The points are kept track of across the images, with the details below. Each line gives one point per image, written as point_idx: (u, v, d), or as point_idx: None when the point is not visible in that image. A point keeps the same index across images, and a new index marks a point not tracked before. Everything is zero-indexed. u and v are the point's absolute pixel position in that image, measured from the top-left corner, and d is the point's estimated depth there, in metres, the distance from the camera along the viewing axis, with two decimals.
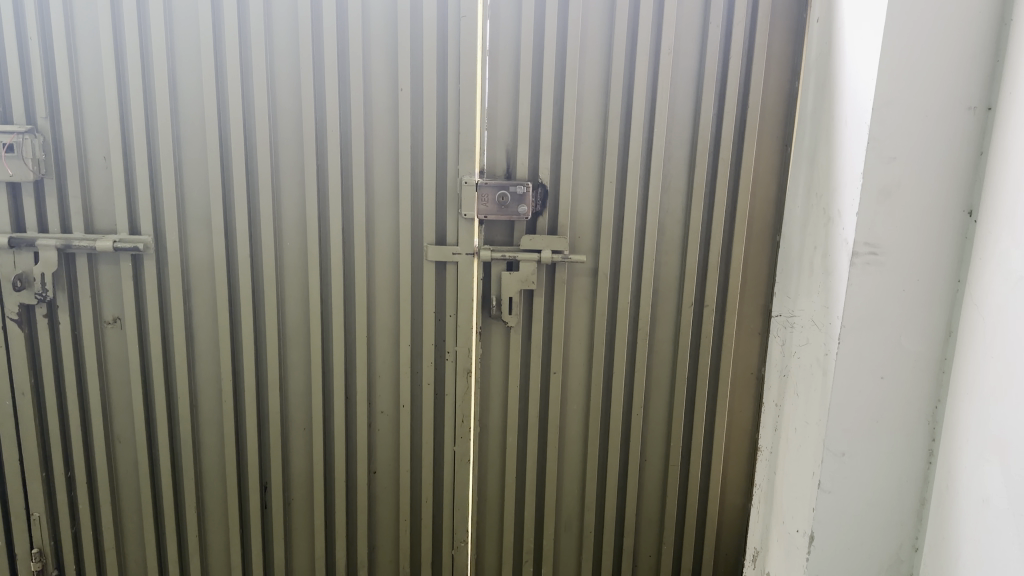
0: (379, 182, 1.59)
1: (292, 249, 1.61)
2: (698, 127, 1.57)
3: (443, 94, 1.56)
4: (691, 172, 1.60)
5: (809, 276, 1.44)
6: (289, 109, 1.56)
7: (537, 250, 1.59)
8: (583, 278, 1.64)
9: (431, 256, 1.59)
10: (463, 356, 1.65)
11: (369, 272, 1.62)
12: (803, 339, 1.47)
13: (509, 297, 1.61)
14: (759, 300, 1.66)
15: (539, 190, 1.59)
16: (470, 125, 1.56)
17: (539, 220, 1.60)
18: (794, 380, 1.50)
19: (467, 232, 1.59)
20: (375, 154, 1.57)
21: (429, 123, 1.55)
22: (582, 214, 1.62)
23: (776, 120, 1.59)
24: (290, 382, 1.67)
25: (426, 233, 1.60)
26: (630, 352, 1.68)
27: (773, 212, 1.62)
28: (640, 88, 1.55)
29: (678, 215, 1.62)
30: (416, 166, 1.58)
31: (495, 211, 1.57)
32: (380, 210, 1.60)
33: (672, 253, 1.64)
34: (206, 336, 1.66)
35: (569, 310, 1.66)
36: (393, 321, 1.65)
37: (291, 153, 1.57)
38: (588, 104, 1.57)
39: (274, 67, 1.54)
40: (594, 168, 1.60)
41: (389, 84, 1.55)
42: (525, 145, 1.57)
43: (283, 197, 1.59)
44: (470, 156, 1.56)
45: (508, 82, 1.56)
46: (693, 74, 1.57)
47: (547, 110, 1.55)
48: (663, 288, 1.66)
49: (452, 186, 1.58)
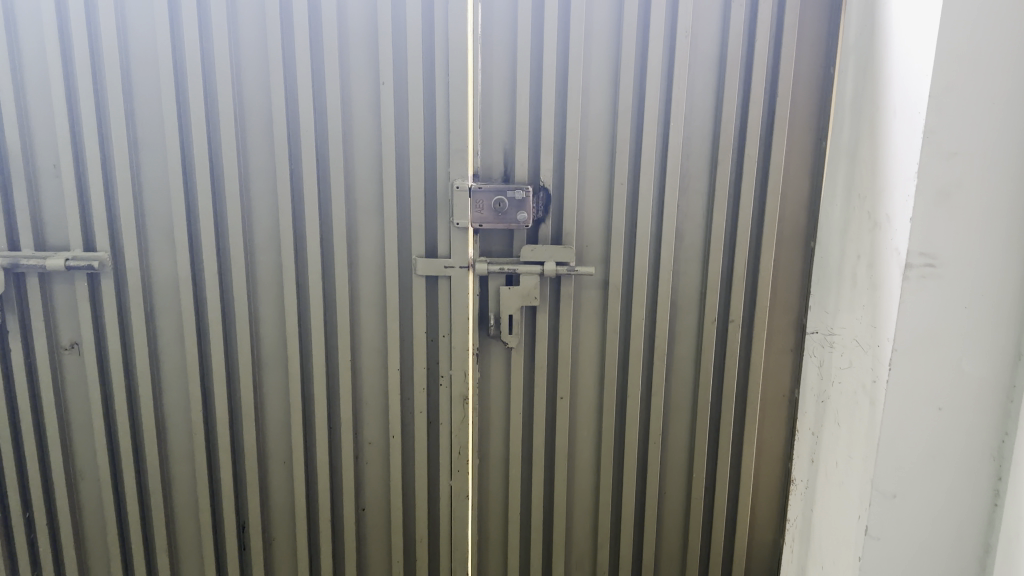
0: (361, 188, 1.41)
1: (265, 264, 1.43)
2: (721, 119, 1.39)
3: (430, 87, 1.38)
4: (714, 170, 1.41)
5: (852, 289, 1.26)
6: (258, 108, 1.38)
7: (540, 262, 1.42)
8: (591, 292, 1.46)
9: (421, 270, 1.42)
10: (459, 381, 1.48)
11: (352, 289, 1.45)
12: (845, 362, 1.28)
13: (509, 315, 1.43)
14: (790, 314, 1.48)
15: (541, 195, 1.41)
16: (462, 122, 1.37)
17: (541, 228, 1.42)
18: (834, 408, 1.32)
19: (461, 243, 1.42)
20: (355, 156, 1.40)
21: (414, 121, 1.37)
22: (590, 221, 1.44)
23: (808, 111, 1.40)
24: (267, 413, 1.51)
25: (416, 244, 1.42)
26: (646, 375, 1.50)
27: (807, 214, 1.44)
28: (654, 76, 1.37)
29: (699, 219, 1.44)
30: (403, 170, 1.41)
31: (492, 220, 1.40)
32: (362, 219, 1.42)
33: (692, 262, 1.45)
34: (173, 362, 1.49)
35: (577, 327, 1.48)
36: (380, 343, 1.48)
37: (261, 156, 1.40)
38: (595, 95, 1.39)
39: (239, 60, 1.36)
40: (603, 168, 1.42)
41: (369, 77, 1.37)
42: (525, 144, 1.39)
43: (254, 207, 1.42)
44: (462, 157, 1.38)
45: (505, 72, 1.38)
46: (714, 60, 1.38)
47: (549, 104, 1.37)
48: (683, 302, 1.47)
49: (443, 191, 1.40)
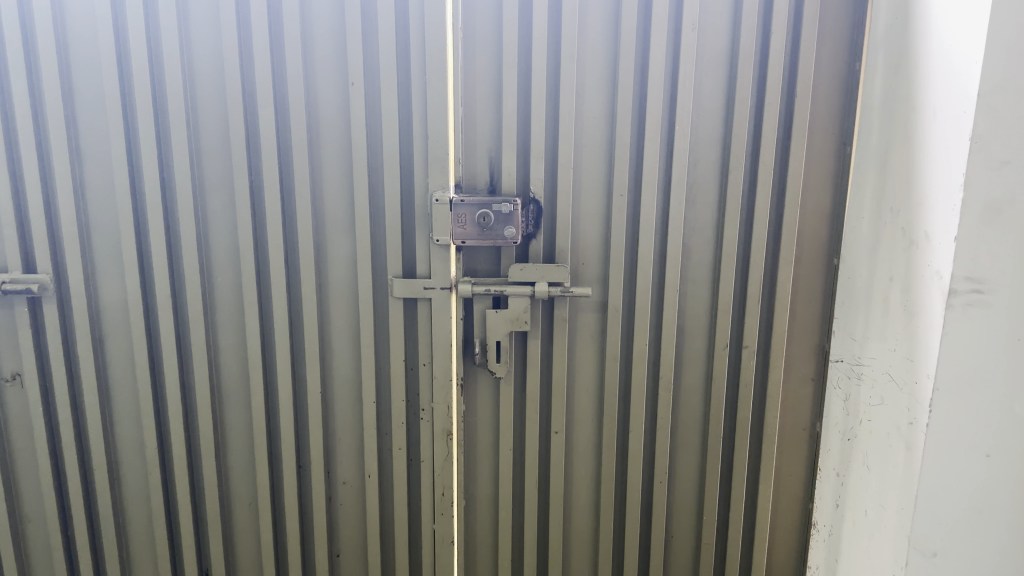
0: (330, 201, 1.27)
1: (225, 285, 1.30)
2: (732, 122, 1.23)
3: (405, 88, 1.23)
4: (724, 179, 1.26)
5: (883, 316, 1.11)
6: (212, 112, 1.24)
7: (530, 283, 1.27)
8: (588, 315, 1.31)
9: (398, 292, 1.27)
10: (441, 414, 1.33)
11: (321, 312, 1.31)
12: (876, 398, 1.13)
13: (496, 342, 1.28)
14: (811, 339, 1.33)
15: (530, 208, 1.26)
16: (442, 127, 1.23)
17: (531, 244, 1.27)
18: (862, 448, 1.18)
19: (441, 262, 1.27)
20: (323, 165, 1.26)
21: (386, 126, 1.23)
22: (586, 236, 1.28)
23: (830, 112, 1.25)
24: (229, 449, 1.37)
25: (391, 263, 1.28)
26: (651, 407, 1.35)
27: (829, 227, 1.28)
28: (656, 74, 1.21)
29: (708, 233, 1.28)
30: (375, 180, 1.26)
31: (476, 236, 1.25)
32: (331, 236, 1.28)
33: (700, 281, 1.30)
34: (125, 394, 1.35)
35: (573, 355, 1.33)
36: (353, 373, 1.33)
37: (218, 166, 1.25)
38: (590, 95, 1.24)
39: (190, 59, 1.22)
40: (601, 177, 1.27)
41: (336, 77, 1.23)
42: (512, 151, 1.24)
43: (211, 222, 1.27)
44: (442, 165, 1.23)
45: (489, 70, 1.23)
46: (724, 55, 1.23)
47: (538, 105, 1.22)
48: (691, 326, 1.32)
49: (421, 204, 1.26)
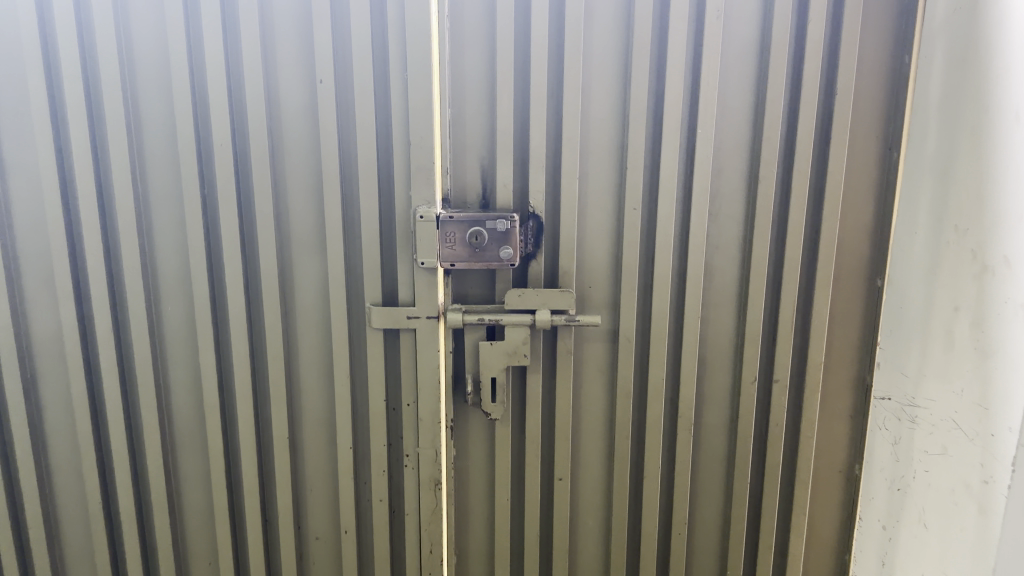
0: (295, 218, 1.09)
1: (175, 315, 1.12)
2: (762, 124, 1.07)
3: (383, 87, 1.06)
4: (752, 190, 1.09)
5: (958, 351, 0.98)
6: (157, 115, 1.07)
7: (530, 311, 1.10)
8: (596, 346, 1.14)
9: (376, 323, 1.10)
10: (428, 461, 1.15)
11: (289, 345, 1.13)
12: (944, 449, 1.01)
13: (491, 379, 1.11)
14: (849, 372, 1.16)
15: (529, 224, 1.09)
16: (427, 131, 1.05)
17: (531, 266, 1.10)
18: (917, 499, 1.06)
19: (427, 287, 1.09)
20: (287, 176, 1.08)
21: (361, 131, 1.06)
22: (593, 256, 1.12)
23: (875, 111, 1.07)
24: (184, 502, 1.20)
25: (369, 288, 1.10)
26: (668, 449, 1.18)
27: (871, 245, 1.11)
28: (675, 69, 1.05)
29: (734, 252, 1.11)
30: (349, 194, 1.09)
31: (467, 258, 1.08)
32: (298, 258, 1.11)
33: (725, 307, 1.13)
34: (63, 441, 1.17)
35: (577, 391, 1.16)
36: (326, 414, 1.16)
37: (165, 178, 1.08)
38: (598, 93, 1.07)
39: (131, 55, 1.05)
40: (610, 189, 1.10)
41: (301, 75, 1.06)
42: (508, 159, 1.07)
43: (157, 243, 1.10)
44: (426, 176, 1.06)
45: (480, 64, 1.06)
46: (752, 47, 1.06)
47: (538, 106, 1.05)
48: (713, 358, 1.15)
49: (402, 220, 1.08)
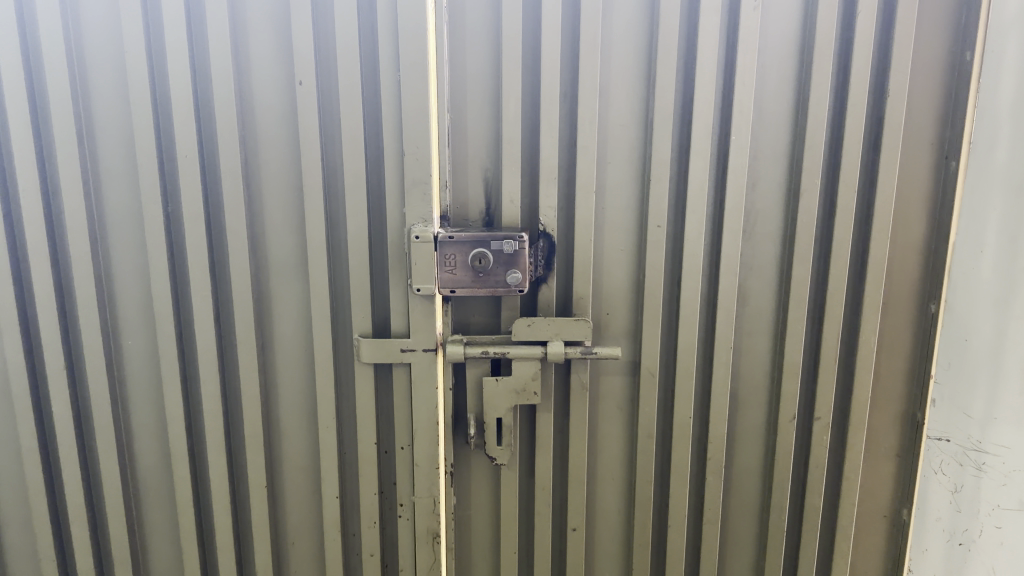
0: (273, 238, 0.96)
1: (137, 347, 1.00)
2: (802, 130, 0.94)
3: (371, 88, 0.93)
4: (791, 206, 0.97)
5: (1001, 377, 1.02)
6: (113, 122, 0.94)
7: (541, 342, 0.97)
8: (614, 380, 1.01)
9: (366, 357, 0.97)
10: (425, 512, 1.02)
11: (267, 382, 1.01)
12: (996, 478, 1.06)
13: (496, 419, 0.98)
14: (897, 407, 1.03)
15: (540, 244, 0.96)
16: (423, 140, 0.92)
17: (541, 291, 0.97)
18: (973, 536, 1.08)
19: (423, 317, 0.96)
20: (263, 190, 0.95)
21: (347, 139, 0.93)
22: (611, 280, 0.99)
23: (931, 114, 0.95)
24: (150, 554, 1.07)
25: (356, 318, 0.97)
26: (694, 496, 1.06)
27: (924, 264, 0.99)
28: (705, 68, 0.92)
29: (769, 275, 0.99)
30: (333, 211, 0.96)
31: (469, 283, 0.95)
32: (276, 283, 0.98)
33: (759, 337, 1.01)
34: (12, 488, 1.04)
35: (593, 430, 1.03)
36: (310, 457, 1.03)
37: (123, 193, 0.96)
38: (617, 94, 0.94)
39: (81, 52, 0.93)
40: (631, 204, 0.96)
41: (277, 76, 0.93)
42: (515, 171, 0.94)
43: (116, 266, 0.98)
44: (422, 191, 0.93)
45: (484, 62, 0.93)
46: (793, 43, 0.93)
47: (549, 110, 0.92)
48: (745, 393, 1.03)
49: (395, 241, 0.95)
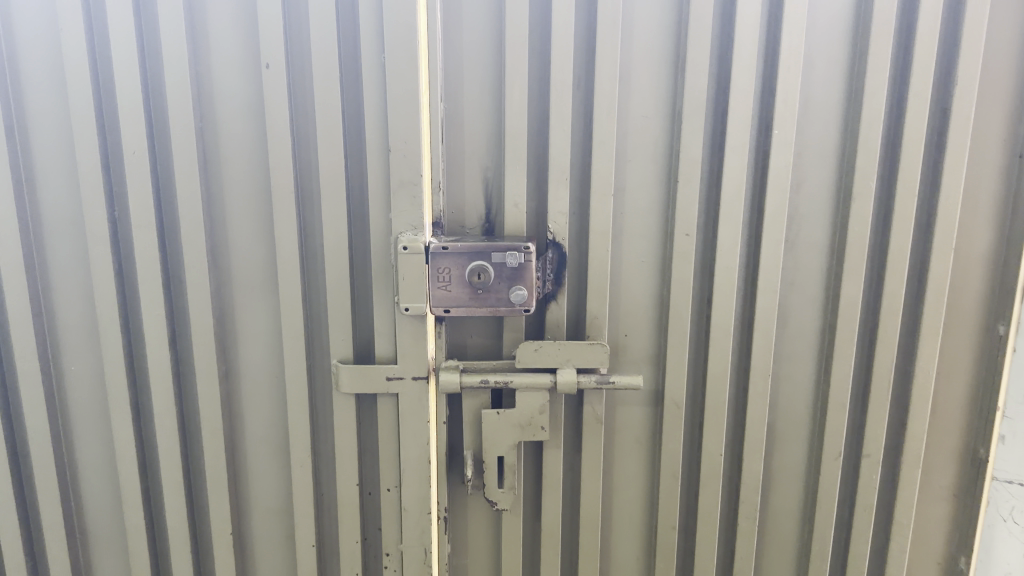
0: (237, 247, 0.83)
1: (82, 374, 0.87)
2: (855, 125, 0.81)
3: (352, 73, 0.79)
4: (840, 213, 0.83)
5: None
6: (49, 115, 0.81)
7: (550, 370, 0.83)
8: (633, 412, 0.88)
9: (346, 386, 0.84)
10: (414, 563, 0.89)
11: (232, 414, 0.88)
12: None
13: (497, 459, 0.85)
14: (957, 442, 0.90)
15: (549, 255, 0.82)
16: (413, 134, 0.79)
17: (550, 310, 0.84)
18: None
19: (412, 340, 0.83)
20: (225, 192, 0.82)
21: (323, 133, 0.79)
22: (631, 297, 0.85)
23: (1006, 106, 0.81)
24: None
25: (335, 342, 0.84)
26: (724, 543, 0.93)
27: (992, 280, 0.85)
28: (744, 50, 0.78)
29: (813, 291, 0.86)
30: (307, 216, 0.82)
31: (466, 302, 0.81)
32: (242, 300, 0.85)
33: (799, 362, 0.88)
34: None
35: (609, 469, 0.90)
36: (284, 499, 0.90)
37: (62, 198, 0.82)
38: (639, 82, 0.80)
39: (10, 31, 0.78)
40: (654, 210, 0.83)
41: (241, 57, 0.79)
42: (520, 172, 0.80)
43: (55, 283, 0.84)
44: (411, 194, 0.80)
45: (484, 42, 0.79)
46: (846, 20, 0.79)
47: (560, 99, 0.78)
48: (783, 425, 0.90)
49: (380, 252, 0.82)
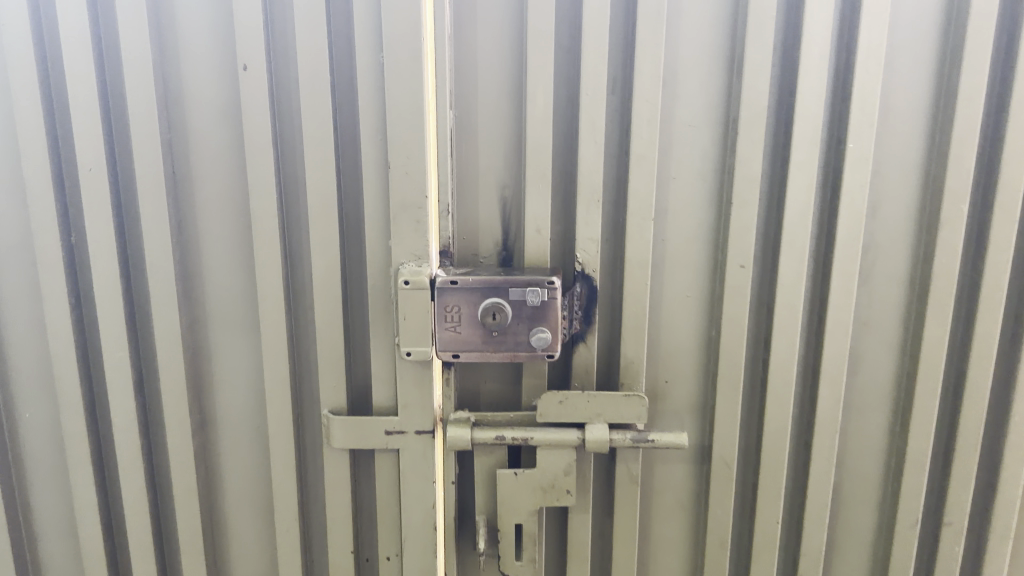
0: (212, 277, 0.71)
1: (36, 421, 0.75)
2: (945, 136, 0.68)
3: (345, 75, 0.67)
4: (924, 240, 0.70)
5: None
6: None
7: (577, 424, 0.71)
8: (674, 470, 0.75)
9: (339, 442, 0.72)
10: None
11: (209, 468, 0.76)
12: None
13: (515, 527, 0.72)
14: None
15: (577, 290, 0.70)
16: (417, 147, 0.66)
17: (577, 353, 0.71)
18: None
19: (416, 388, 0.71)
20: (198, 214, 0.70)
21: (311, 145, 0.67)
22: (673, 337, 0.72)
23: None
24: None
25: (327, 388, 0.72)
26: None
27: None
28: (814, 46, 0.65)
29: (889, 332, 0.73)
30: (294, 243, 0.70)
31: (479, 347, 0.68)
32: (218, 338, 0.73)
33: (871, 413, 0.75)
34: None
35: (645, 536, 0.77)
36: (269, 565, 0.78)
37: (10, 219, 0.71)
38: (687, 85, 0.67)
39: None
40: (702, 236, 0.70)
41: (214, 55, 0.67)
42: (544, 191, 0.67)
43: (4, 317, 0.73)
44: (414, 218, 0.67)
45: (501, 38, 0.67)
46: (937, 11, 0.66)
47: (593, 106, 0.66)
48: (851, 486, 0.77)
49: (378, 285, 0.69)
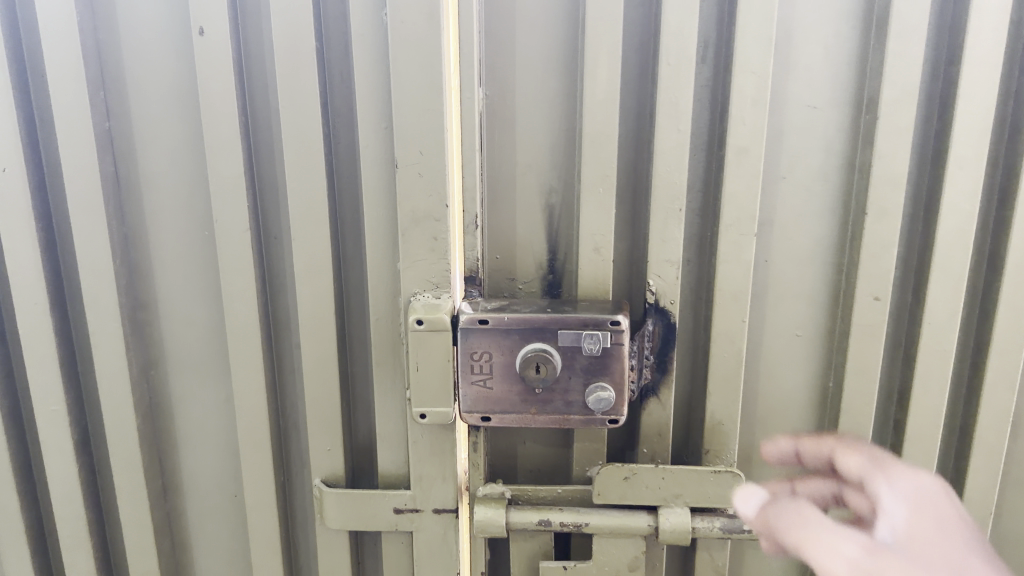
0: (170, 307, 0.55)
1: None
2: None
3: (338, 41, 0.50)
4: None
5: None
6: None
7: (648, 508, 0.53)
8: (770, 555, 0.58)
9: (334, 520, 0.55)
10: None
11: (176, 545, 0.60)
12: None
13: None
14: None
15: (648, 329, 0.52)
16: (433, 138, 0.49)
17: (648, 412, 0.53)
18: None
19: (433, 455, 0.54)
20: (148, 226, 0.54)
21: (294, 136, 0.50)
22: (775, 389, 0.54)
23: None
24: None
25: (319, 451, 0.55)
26: None
27: None
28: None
29: None
30: (274, 264, 0.53)
31: (516, 408, 0.50)
32: (180, 386, 0.57)
33: None
34: None
35: None
36: None
37: None
38: (807, 50, 0.49)
39: None
40: (819, 256, 0.52)
41: (162, 16, 0.50)
42: (606, 197, 0.49)
43: None
44: (431, 233, 0.50)
45: None
46: None
47: (677, 81, 0.47)
48: None
49: (383, 320, 0.52)
